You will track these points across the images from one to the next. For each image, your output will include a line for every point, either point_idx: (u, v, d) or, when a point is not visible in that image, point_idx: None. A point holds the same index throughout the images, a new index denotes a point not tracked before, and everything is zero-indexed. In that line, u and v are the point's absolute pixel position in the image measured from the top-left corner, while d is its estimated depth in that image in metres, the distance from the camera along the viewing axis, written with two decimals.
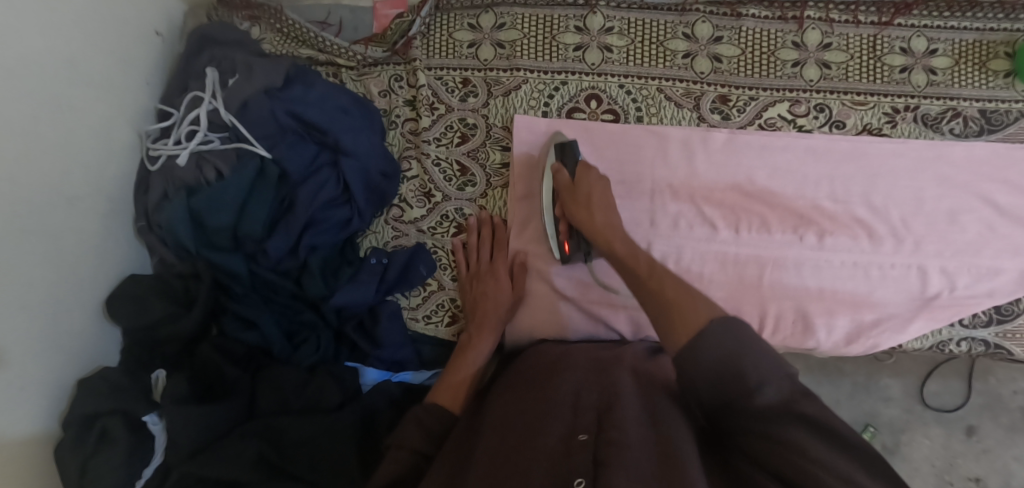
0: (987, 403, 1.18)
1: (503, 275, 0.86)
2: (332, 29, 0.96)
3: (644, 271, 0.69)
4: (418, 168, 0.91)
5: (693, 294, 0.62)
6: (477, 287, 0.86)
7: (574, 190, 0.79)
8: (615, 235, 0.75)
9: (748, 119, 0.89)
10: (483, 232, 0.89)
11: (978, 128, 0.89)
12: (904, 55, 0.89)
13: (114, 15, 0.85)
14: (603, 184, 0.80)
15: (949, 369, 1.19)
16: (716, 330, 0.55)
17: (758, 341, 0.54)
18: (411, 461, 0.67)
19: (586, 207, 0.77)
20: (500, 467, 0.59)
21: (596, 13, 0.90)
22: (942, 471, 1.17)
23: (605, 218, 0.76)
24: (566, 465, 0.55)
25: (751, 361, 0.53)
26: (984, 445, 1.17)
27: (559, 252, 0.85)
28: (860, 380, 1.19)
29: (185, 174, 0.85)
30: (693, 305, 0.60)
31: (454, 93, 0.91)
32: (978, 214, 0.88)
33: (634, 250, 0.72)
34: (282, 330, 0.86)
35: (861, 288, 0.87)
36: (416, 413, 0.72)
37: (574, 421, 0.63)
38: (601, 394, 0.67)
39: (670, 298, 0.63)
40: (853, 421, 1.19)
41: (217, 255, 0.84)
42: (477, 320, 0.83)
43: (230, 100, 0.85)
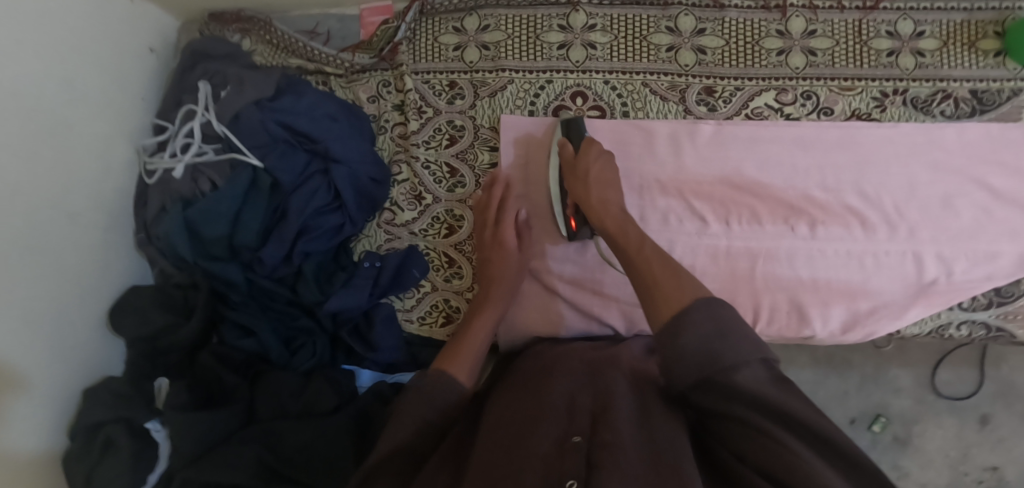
0: (1001, 391, 1.16)
1: (511, 237, 0.85)
2: (321, 38, 0.97)
3: (634, 242, 0.73)
4: (408, 172, 0.93)
5: (677, 272, 0.66)
6: (485, 255, 0.86)
7: (575, 163, 0.82)
8: (609, 211, 0.77)
9: (735, 109, 0.89)
10: (494, 191, 0.87)
11: (970, 109, 0.88)
12: (890, 39, 0.89)
13: (109, 34, 0.87)
14: (604, 160, 0.82)
15: (959, 357, 1.16)
16: (694, 315, 0.59)
17: (733, 325, 0.58)
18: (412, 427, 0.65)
19: (583, 181, 0.80)
20: (494, 461, 0.60)
21: (579, 10, 0.90)
22: (956, 462, 1.16)
23: (601, 194, 0.79)
24: (558, 469, 0.56)
25: (729, 344, 0.56)
26: (999, 434, 1.15)
27: (565, 228, 0.86)
28: (869, 372, 1.18)
29: (181, 186, 0.87)
30: (675, 283, 0.64)
31: (441, 96, 0.92)
32: (973, 198, 0.87)
33: (623, 225, 0.75)
34: (280, 337, 0.88)
35: (856, 277, 0.87)
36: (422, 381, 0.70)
37: (569, 424, 0.63)
38: (595, 395, 0.67)
39: (653, 270, 0.67)
40: (863, 413, 1.17)
41: (214, 265, 0.86)
42: (486, 287, 0.83)
43: (222, 112, 0.87)
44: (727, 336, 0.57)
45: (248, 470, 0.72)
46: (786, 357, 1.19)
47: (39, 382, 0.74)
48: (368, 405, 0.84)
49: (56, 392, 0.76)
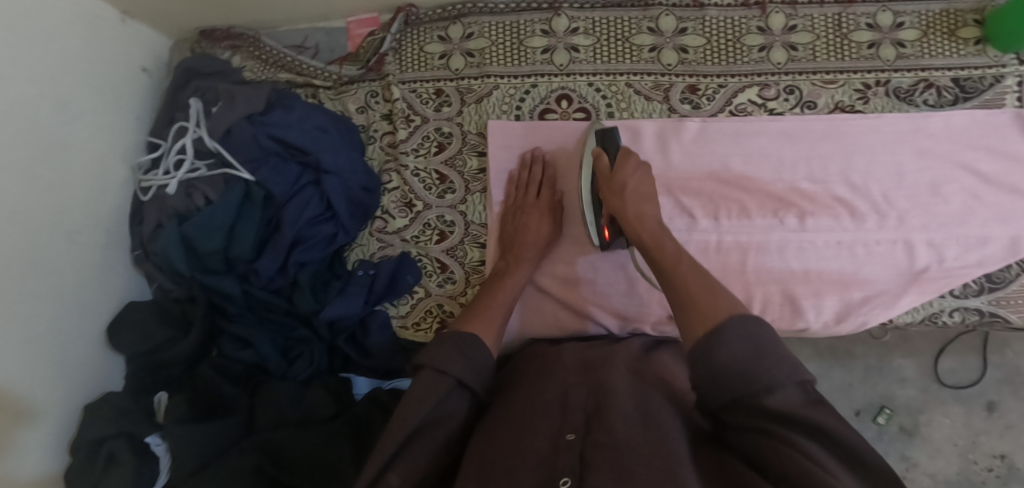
0: (1006, 376, 1.15)
1: (546, 210, 0.87)
2: (308, 52, 0.99)
3: (670, 257, 0.72)
4: (399, 180, 0.93)
5: (715, 287, 0.66)
6: (519, 219, 0.86)
7: (612, 178, 0.79)
8: (646, 225, 0.76)
9: (719, 106, 0.90)
10: (534, 170, 0.89)
11: (954, 96, 0.89)
12: (871, 31, 0.89)
13: (103, 56, 0.89)
14: (641, 174, 0.79)
15: (963, 344, 1.17)
16: (731, 334, 0.58)
17: (773, 345, 0.58)
18: (444, 386, 0.64)
19: (620, 195, 0.78)
20: (488, 461, 0.60)
21: (561, 15, 0.91)
22: (965, 450, 1.15)
23: (637, 208, 0.77)
24: (551, 465, 0.57)
25: (766, 364, 0.56)
26: (1007, 421, 1.15)
27: (598, 238, 0.85)
28: (872, 363, 1.18)
29: (175, 201, 0.88)
30: (711, 300, 0.64)
31: (428, 104, 0.93)
32: (961, 183, 0.87)
33: (661, 238, 0.74)
34: (277, 347, 0.89)
35: (847, 267, 0.87)
36: (457, 341, 0.69)
37: (562, 420, 0.63)
38: (591, 394, 0.67)
39: (691, 289, 0.66)
40: (868, 404, 1.17)
41: (210, 279, 0.87)
42: (514, 250, 0.84)
43: (214, 128, 0.88)
44: (767, 359, 0.56)
45: (246, 479, 0.74)
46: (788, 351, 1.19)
47: (38, 399, 0.75)
48: (365, 412, 0.83)
49: (55, 409, 0.77)
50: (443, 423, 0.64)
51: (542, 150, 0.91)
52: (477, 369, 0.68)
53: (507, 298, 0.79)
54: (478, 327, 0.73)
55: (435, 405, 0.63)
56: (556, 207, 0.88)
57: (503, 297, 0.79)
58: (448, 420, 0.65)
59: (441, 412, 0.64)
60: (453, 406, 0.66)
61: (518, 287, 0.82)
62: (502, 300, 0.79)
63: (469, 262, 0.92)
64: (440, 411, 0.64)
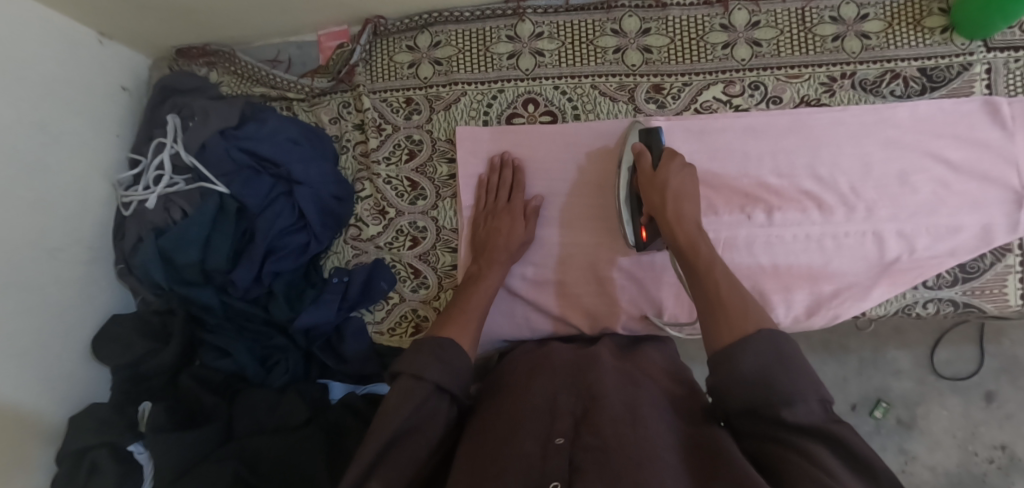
0: (1004, 367, 1.14)
1: (518, 215, 0.87)
2: (282, 66, 1.01)
3: (704, 260, 0.69)
4: (371, 188, 0.95)
5: (746, 297, 0.64)
6: (491, 224, 0.87)
7: (653, 176, 0.79)
8: (684, 225, 0.73)
9: (683, 105, 0.90)
10: (504, 173, 0.90)
11: (920, 86, 0.89)
12: (834, 23, 0.89)
13: (81, 77, 0.91)
14: (685, 173, 0.78)
15: (958, 335, 1.16)
16: (755, 343, 0.58)
17: (796, 361, 0.57)
18: (423, 392, 0.65)
19: (661, 192, 0.77)
20: (479, 465, 0.61)
21: (525, 20, 0.93)
22: (965, 442, 1.14)
23: (677, 207, 0.74)
24: (541, 469, 0.57)
25: (787, 375, 0.56)
26: (1007, 411, 1.13)
27: (635, 239, 0.84)
28: (867, 356, 1.17)
29: (154, 216, 0.90)
30: (742, 308, 0.63)
31: (398, 113, 0.95)
32: (930, 173, 0.87)
33: (696, 241, 0.71)
34: (256, 355, 0.91)
35: (817, 261, 0.87)
36: (434, 347, 0.70)
37: (551, 425, 0.64)
38: (578, 398, 0.68)
39: (722, 294, 0.65)
40: (864, 398, 1.17)
41: (190, 290, 0.89)
42: (486, 253, 0.85)
43: (189, 143, 0.91)
44: (789, 370, 0.56)
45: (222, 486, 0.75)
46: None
47: (20, 413, 0.77)
48: (338, 418, 0.85)
49: (38, 421, 0.79)
50: (428, 430, 0.65)
51: (512, 154, 0.92)
52: (456, 376, 0.69)
53: (483, 301, 0.80)
54: (455, 332, 0.74)
55: (412, 412, 0.64)
56: (530, 212, 0.88)
57: (478, 299, 0.80)
58: (428, 422, 0.66)
59: (421, 415, 0.65)
60: (433, 408, 0.67)
61: (492, 291, 0.83)
62: (478, 303, 0.79)
63: (441, 267, 0.92)
64: (421, 416, 0.65)
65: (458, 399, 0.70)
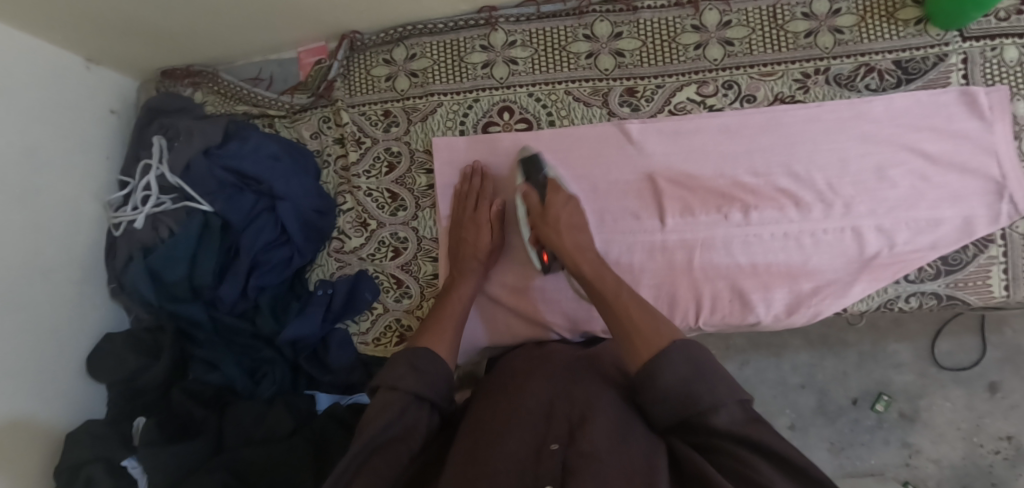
0: (1007, 356, 1.12)
1: (486, 224, 0.88)
2: (263, 84, 1.03)
3: (610, 285, 0.77)
4: (353, 201, 0.96)
5: (656, 316, 0.71)
6: (458, 234, 0.89)
7: (545, 213, 0.85)
8: (584, 255, 0.81)
9: (657, 107, 0.91)
10: (474, 181, 0.91)
11: (896, 79, 0.88)
12: (807, 20, 0.89)
13: (69, 101, 0.94)
14: (571, 206, 0.85)
15: (959, 325, 1.14)
16: (672, 357, 0.63)
17: (712, 370, 0.62)
18: (401, 402, 0.65)
19: (556, 227, 0.83)
20: (470, 464, 0.60)
21: (497, 30, 0.94)
22: (969, 434, 1.12)
23: (575, 240, 0.82)
24: (534, 474, 0.57)
25: (705, 386, 0.60)
26: (1011, 401, 1.12)
27: (538, 262, 0.88)
28: (866, 349, 1.16)
29: (142, 235, 0.92)
30: (653, 327, 0.69)
31: (377, 126, 0.96)
32: (907, 166, 0.86)
33: (600, 270, 0.79)
34: (244, 368, 0.92)
35: (795, 259, 0.86)
36: (410, 357, 0.70)
37: (546, 430, 0.62)
38: (574, 401, 0.66)
39: (633, 319, 0.71)
40: (865, 392, 1.16)
41: (178, 306, 0.91)
42: (458, 263, 0.87)
43: (174, 163, 0.92)
44: (706, 379, 0.61)
45: None
46: (778, 344, 1.18)
47: (17, 431, 0.79)
48: (324, 428, 0.86)
49: (38, 440, 0.82)
50: (410, 438, 0.64)
51: (482, 163, 0.93)
52: (434, 386, 0.69)
53: (459, 310, 0.82)
54: (432, 340, 0.75)
55: (391, 422, 0.63)
56: (495, 216, 0.89)
57: (454, 307, 0.82)
58: (412, 432, 0.65)
59: (405, 424, 0.65)
60: (415, 418, 0.66)
61: (466, 298, 0.84)
62: (454, 311, 0.81)
63: (423, 276, 0.94)
64: (403, 427, 0.64)
65: (440, 407, 0.70)
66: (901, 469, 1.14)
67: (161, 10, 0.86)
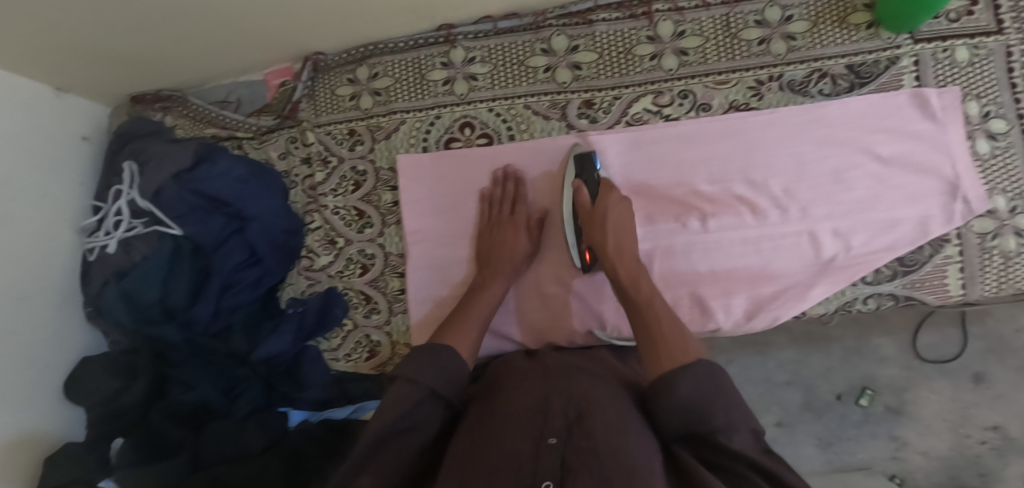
0: (991, 347, 1.13)
1: (523, 226, 0.88)
2: (231, 106, 1.04)
3: (644, 295, 0.76)
4: (320, 219, 0.98)
5: (684, 334, 0.69)
6: (495, 235, 0.88)
7: (592, 211, 0.84)
8: (624, 260, 0.79)
9: (615, 118, 0.92)
10: (507, 186, 0.91)
11: (849, 83, 0.89)
12: (759, 27, 0.90)
13: (42, 129, 0.95)
14: (622, 206, 0.84)
15: (942, 317, 1.14)
16: (696, 371, 0.62)
17: (731, 394, 0.62)
18: (416, 395, 0.65)
19: (602, 229, 0.81)
20: (467, 462, 0.57)
21: (457, 47, 0.95)
22: (956, 425, 1.13)
23: (618, 243, 0.80)
24: (532, 467, 0.54)
25: (724, 407, 0.60)
26: (997, 391, 1.12)
27: (581, 261, 0.88)
28: (850, 344, 1.16)
29: (116, 259, 0.93)
30: (682, 347, 0.67)
31: (342, 144, 0.98)
32: (864, 169, 0.87)
33: (636, 274, 0.78)
34: (220, 387, 0.92)
35: (755, 263, 0.87)
36: (433, 353, 0.71)
37: (544, 424, 0.60)
38: (572, 401, 0.64)
39: (664, 331, 0.70)
40: (850, 387, 1.16)
41: (153, 328, 0.91)
42: (491, 265, 0.87)
43: (144, 188, 0.93)
44: (725, 399, 0.61)
45: None
46: (763, 341, 1.18)
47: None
48: (296, 445, 0.87)
49: (17, 465, 0.83)
50: (423, 429, 0.65)
51: (516, 167, 0.92)
52: (451, 383, 0.69)
53: (484, 312, 0.82)
54: (456, 341, 0.75)
55: (403, 415, 0.63)
56: (532, 224, 0.89)
57: (480, 310, 0.82)
58: (422, 425, 0.65)
59: (413, 419, 0.64)
60: (426, 414, 0.66)
61: (493, 303, 0.84)
62: (479, 314, 0.81)
63: (390, 291, 0.95)
64: (414, 421, 0.65)
65: (451, 404, 0.70)
66: (888, 463, 1.16)
67: (125, 36, 0.88)
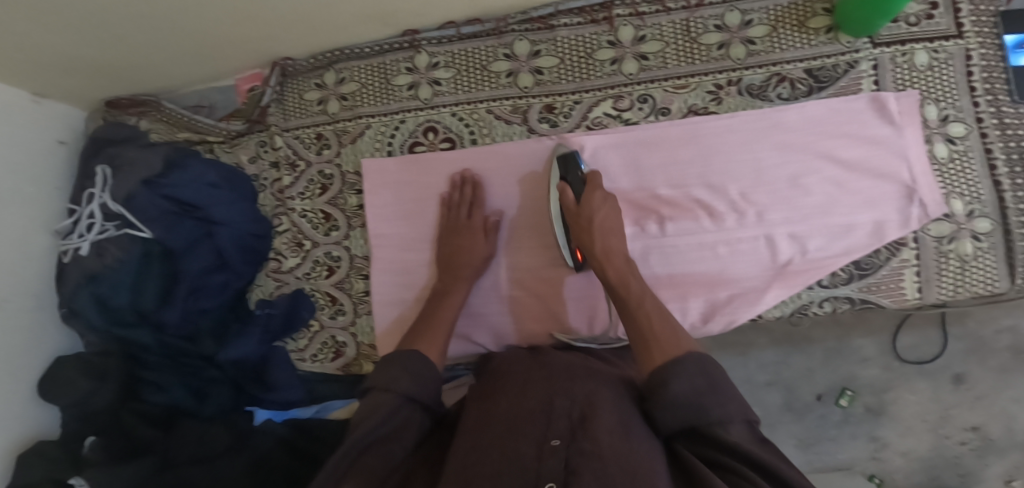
0: (972, 347, 1.13)
1: (480, 230, 0.90)
2: (204, 111, 1.06)
3: (635, 295, 0.76)
4: (288, 222, 1.00)
5: (676, 327, 0.72)
6: (455, 241, 0.90)
7: (580, 211, 0.83)
8: (613, 261, 0.79)
9: (575, 122, 0.93)
10: (465, 190, 0.92)
11: (807, 88, 0.89)
12: (719, 32, 0.91)
13: (18, 136, 0.95)
14: (609, 206, 0.83)
15: (922, 319, 1.14)
16: (686, 366, 0.65)
17: (725, 387, 0.64)
18: (391, 403, 0.68)
19: (587, 229, 0.81)
20: (473, 463, 0.59)
21: (421, 52, 0.96)
22: (935, 425, 1.14)
23: (604, 243, 0.80)
24: (536, 469, 0.56)
25: (717, 399, 0.62)
26: (976, 392, 1.13)
27: (571, 260, 0.87)
28: (831, 345, 1.16)
29: (87, 262, 0.93)
30: (674, 339, 0.70)
31: (310, 149, 1.00)
32: (822, 174, 0.87)
33: (626, 276, 0.78)
34: (190, 389, 0.94)
35: (712, 268, 0.88)
36: (403, 360, 0.74)
37: (548, 426, 0.62)
38: (575, 400, 0.65)
39: (654, 326, 0.72)
40: (830, 387, 1.16)
41: (124, 331, 0.93)
42: (454, 270, 0.88)
43: (117, 192, 0.94)
44: (717, 392, 0.63)
45: None
46: (744, 342, 1.18)
47: None
48: (263, 445, 0.88)
49: None
50: (401, 435, 0.67)
51: (473, 172, 0.94)
52: (423, 387, 0.72)
53: (450, 315, 0.85)
54: (425, 345, 0.79)
55: (386, 418, 0.66)
56: (489, 227, 0.90)
57: (444, 315, 0.84)
58: (402, 431, 0.67)
59: (397, 423, 0.67)
60: (406, 417, 0.69)
61: (457, 306, 0.87)
62: (447, 318, 0.84)
63: (356, 293, 0.97)
64: (394, 426, 0.67)
65: (430, 408, 0.73)
66: (868, 463, 1.16)
67: (97, 46, 0.89)
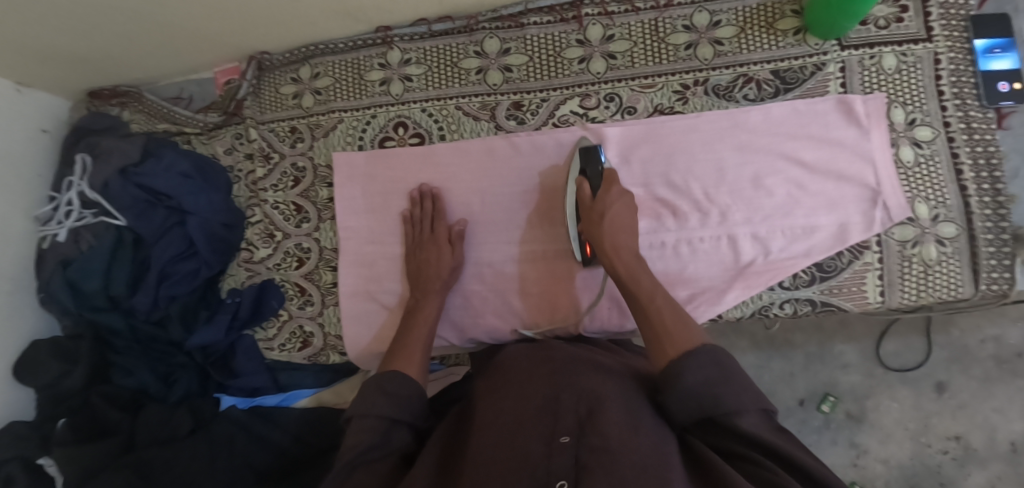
0: (954, 355, 1.11)
1: (444, 243, 0.90)
2: (183, 103, 1.09)
3: (646, 293, 0.73)
4: (261, 213, 1.02)
5: (687, 323, 0.68)
6: (421, 255, 0.90)
7: (593, 206, 0.81)
8: (623, 256, 0.76)
9: (542, 120, 0.93)
10: (425, 205, 0.93)
11: (774, 89, 0.89)
12: (688, 32, 0.91)
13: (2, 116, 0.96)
14: (623, 202, 0.80)
15: (905, 326, 1.13)
16: (699, 359, 0.62)
17: (735, 374, 0.62)
18: (379, 426, 0.66)
19: (598, 222, 0.78)
20: (478, 462, 0.56)
21: (393, 48, 0.97)
22: (917, 433, 1.11)
23: (614, 239, 0.77)
24: (545, 468, 0.52)
25: (732, 390, 0.60)
26: (959, 400, 1.10)
27: (581, 254, 0.86)
28: (812, 350, 1.14)
29: (65, 248, 0.96)
30: (684, 334, 0.67)
31: (284, 141, 1.01)
32: (784, 175, 0.87)
33: (636, 272, 0.75)
34: (158, 374, 0.97)
35: (672, 266, 0.89)
36: (380, 383, 0.70)
37: (553, 423, 0.58)
38: (580, 393, 0.61)
39: (663, 318, 0.69)
40: (811, 392, 1.14)
41: (95, 315, 0.95)
42: (422, 284, 0.88)
43: (93, 181, 0.97)
44: (730, 382, 0.61)
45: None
46: (724, 345, 1.17)
47: None
48: (223, 431, 0.90)
49: None
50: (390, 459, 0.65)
51: (430, 185, 0.95)
52: (404, 403, 0.69)
53: (423, 334, 0.82)
54: (402, 364, 0.76)
55: (375, 445, 0.64)
56: (453, 236, 0.90)
57: (419, 331, 0.82)
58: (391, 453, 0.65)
59: (385, 448, 0.65)
60: (395, 440, 0.66)
61: (431, 321, 0.84)
62: (419, 337, 0.81)
63: (324, 285, 0.99)
64: (383, 450, 0.65)
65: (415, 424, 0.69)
66: (848, 469, 1.12)
67: (78, 38, 0.92)
